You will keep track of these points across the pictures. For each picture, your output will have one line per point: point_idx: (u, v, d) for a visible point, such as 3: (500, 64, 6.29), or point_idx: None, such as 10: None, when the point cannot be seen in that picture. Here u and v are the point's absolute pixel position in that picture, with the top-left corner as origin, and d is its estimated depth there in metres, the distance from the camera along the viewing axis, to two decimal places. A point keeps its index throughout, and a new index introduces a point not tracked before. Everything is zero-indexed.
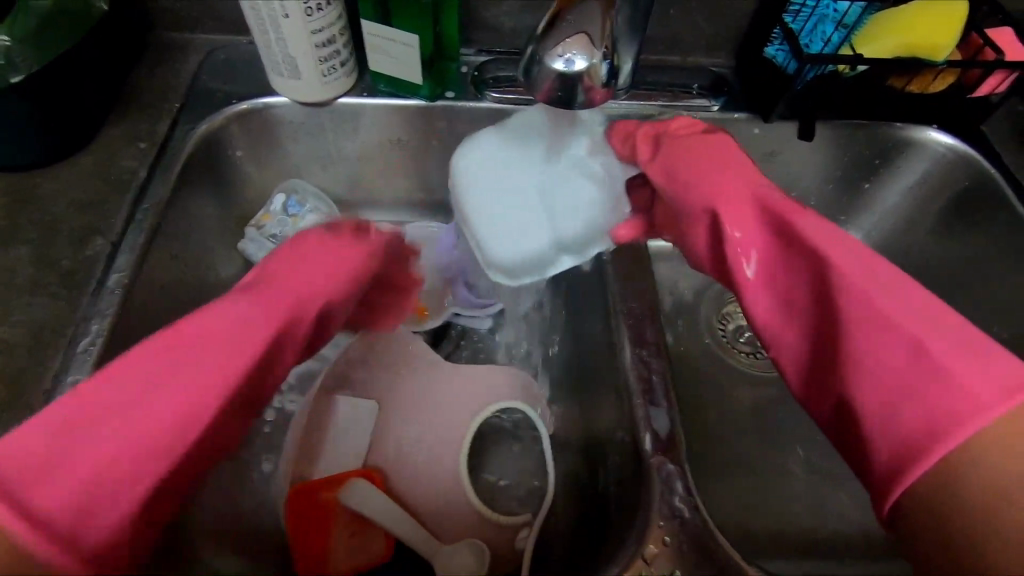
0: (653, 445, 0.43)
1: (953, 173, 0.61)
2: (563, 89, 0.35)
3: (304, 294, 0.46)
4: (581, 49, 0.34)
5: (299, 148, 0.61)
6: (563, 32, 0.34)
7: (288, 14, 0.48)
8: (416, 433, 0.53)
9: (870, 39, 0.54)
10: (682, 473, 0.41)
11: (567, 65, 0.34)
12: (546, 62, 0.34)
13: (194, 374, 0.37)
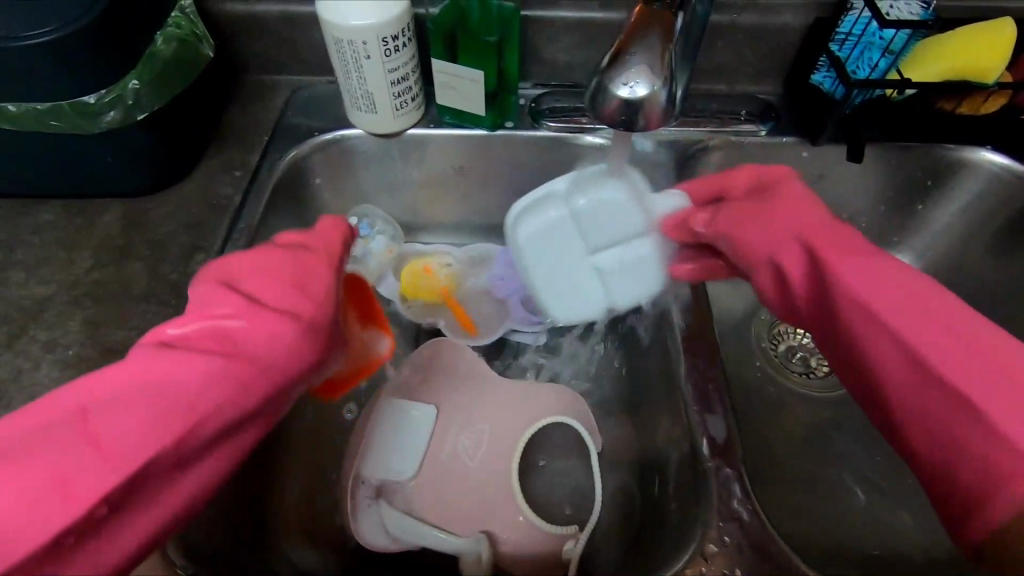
0: (709, 450, 0.45)
1: (1010, 192, 0.61)
2: (626, 114, 0.39)
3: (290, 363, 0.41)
4: (644, 78, 0.38)
5: (369, 176, 0.66)
6: (628, 62, 0.38)
7: (371, 56, 0.54)
8: (467, 443, 0.57)
9: (914, 65, 0.56)
10: (739, 477, 0.43)
11: (631, 92, 0.38)
12: (611, 89, 0.38)
13: (141, 505, 0.35)
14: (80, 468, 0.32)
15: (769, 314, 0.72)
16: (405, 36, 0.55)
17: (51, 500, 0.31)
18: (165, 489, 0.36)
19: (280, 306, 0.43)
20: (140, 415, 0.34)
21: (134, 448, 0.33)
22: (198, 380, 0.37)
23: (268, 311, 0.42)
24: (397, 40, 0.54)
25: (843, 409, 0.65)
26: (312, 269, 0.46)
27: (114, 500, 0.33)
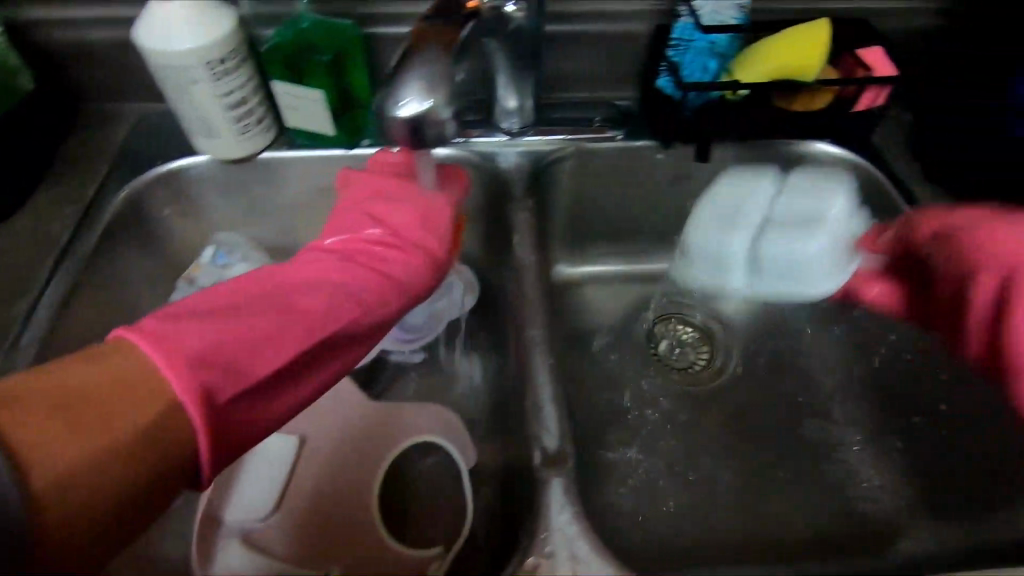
0: (539, 459, 0.43)
1: (852, 184, 0.66)
2: (415, 131, 0.36)
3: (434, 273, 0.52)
4: (418, 95, 0.34)
5: (224, 202, 0.63)
6: (404, 77, 0.35)
7: (198, 80, 0.52)
8: (331, 472, 0.55)
9: (742, 66, 0.58)
10: (569, 485, 0.41)
11: (414, 109, 0.35)
12: (391, 108, 0.35)
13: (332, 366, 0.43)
14: (289, 326, 0.41)
15: (653, 311, 0.74)
16: (235, 58, 0.53)
17: (253, 343, 0.39)
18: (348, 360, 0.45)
19: (415, 224, 0.52)
20: (328, 292, 0.45)
21: (325, 317, 0.42)
22: (350, 270, 0.48)
23: (413, 230, 0.52)
24: (225, 63, 0.52)
25: (717, 401, 0.67)
26: (434, 205, 0.53)
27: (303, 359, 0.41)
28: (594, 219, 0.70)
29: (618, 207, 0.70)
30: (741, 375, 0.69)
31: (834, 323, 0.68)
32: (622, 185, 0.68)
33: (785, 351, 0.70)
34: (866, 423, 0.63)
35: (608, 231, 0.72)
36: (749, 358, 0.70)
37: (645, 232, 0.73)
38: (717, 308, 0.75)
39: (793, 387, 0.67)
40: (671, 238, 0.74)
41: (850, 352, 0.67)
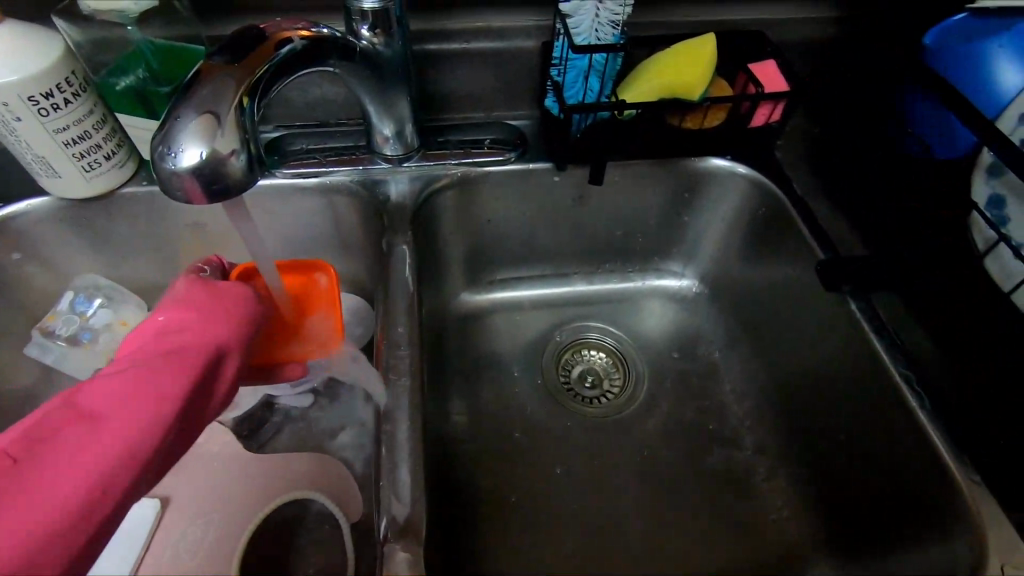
0: (386, 529, 0.39)
1: (753, 200, 0.63)
2: (209, 180, 0.32)
3: (204, 323, 0.44)
4: (202, 138, 0.31)
5: (84, 244, 0.58)
6: (176, 127, 0.31)
7: (21, 118, 0.47)
8: (202, 547, 0.52)
9: (629, 87, 0.56)
10: (414, 560, 0.38)
11: (194, 157, 0.31)
12: (169, 164, 0.31)
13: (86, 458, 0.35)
14: None
15: (564, 336, 0.71)
16: (64, 91, 0.48)
17: None
18: (109, 445, 0.36)
19: (170, 301, 0.46)
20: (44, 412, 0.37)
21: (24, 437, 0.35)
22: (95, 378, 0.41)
23: (170, 303, 0.46)
24: (53, 98, 0.47)
25: (625, 430, 0.64)
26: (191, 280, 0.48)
27: (27, 462, 0.34)
28: (495, 244, 0.67)
29: (520, 229, 0.67)
30: (651, 402, 0.66)
31: (741, 344, 0.67)
32: (520, 209, 0.65)
33: (695, 374, 0.68)
34: (772, 448, 0.61)
35: (513, 255, 0.69)
36: (659, 382, 0.68)
37: (551, 254, 0.70)
38: (630, 330, 0.72)
39: (700, 412, 0.65)
40: (580, 258, 0.72)
41: (760, 373, 0.65)
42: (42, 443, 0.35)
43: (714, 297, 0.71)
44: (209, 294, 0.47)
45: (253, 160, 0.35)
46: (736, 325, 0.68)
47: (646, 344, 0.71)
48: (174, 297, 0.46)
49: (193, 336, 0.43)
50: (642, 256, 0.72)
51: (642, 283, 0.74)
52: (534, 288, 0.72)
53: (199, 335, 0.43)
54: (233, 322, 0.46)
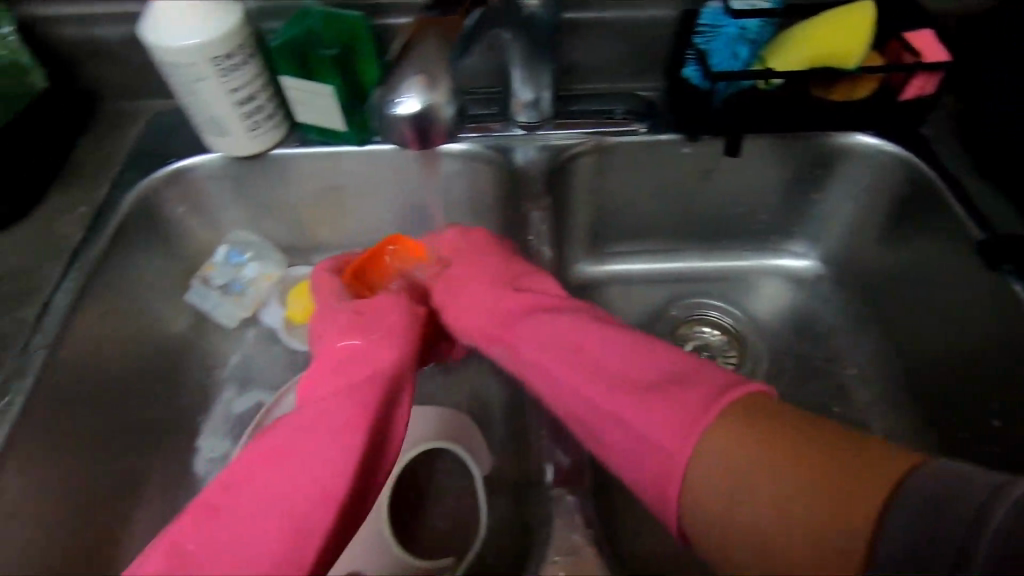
0: (554, 478, 0.41)
1: (894, 177, 0.61)
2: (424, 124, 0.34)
3: (370, 348, 0.49)
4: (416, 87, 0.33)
5: (239, 200, 0.63)
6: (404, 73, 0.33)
7: (205, 77, 0.51)
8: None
9: (776, 54, 0.53)
10: (581, 506, 0.39)
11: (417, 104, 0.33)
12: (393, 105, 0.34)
13: (274, 492, 0.39)
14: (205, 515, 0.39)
15: (678, 311, 0.70)
16: (242, 53, 0.51)
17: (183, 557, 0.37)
18: (287, 477, 0.40)
19: (337, 334, 0.51)
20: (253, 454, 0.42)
21: (239, 479, 0.40)
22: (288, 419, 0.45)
23: (336, 336, 0.51)
24: (232, 59, 0.51)
25: None
26: (348, 310, 0.53)
27: (231, 501, 0.39)
28: (613, 216, 0.67)
29: (639, 202, 0.67)
30: (772, 381, 0.65)
31: (865, 328, 0.65)
32: (645, 180, 0.65)
33: (817, 356, 0.66)
34: (906, 436, 0.59)
35: (629, 229, 0.69)
36: (779, 363, 0.66)
37: (668, 228, 0.70)
38: (745, 309, 0.71)
39: (824, 395, 0.63)
40: (696, 235, 0.71)
41: (890, 358, 0.63)
42: (249, 481, 0.40)
43: (837, 280, 0.69)
44: (359, 318, 0.52)
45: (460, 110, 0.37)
46: (862, 308, 0.66)
47: (764, 324, 0.69)
48: (339, 329, 0.51)
49: (361, 360, 0.48)
50: (761, 235, 0.70)
51: (758, 263, 0.72)
52: (645, 263, 0.72)
53: (367, 361, 0.48)
54: (391, 339, 0.50)
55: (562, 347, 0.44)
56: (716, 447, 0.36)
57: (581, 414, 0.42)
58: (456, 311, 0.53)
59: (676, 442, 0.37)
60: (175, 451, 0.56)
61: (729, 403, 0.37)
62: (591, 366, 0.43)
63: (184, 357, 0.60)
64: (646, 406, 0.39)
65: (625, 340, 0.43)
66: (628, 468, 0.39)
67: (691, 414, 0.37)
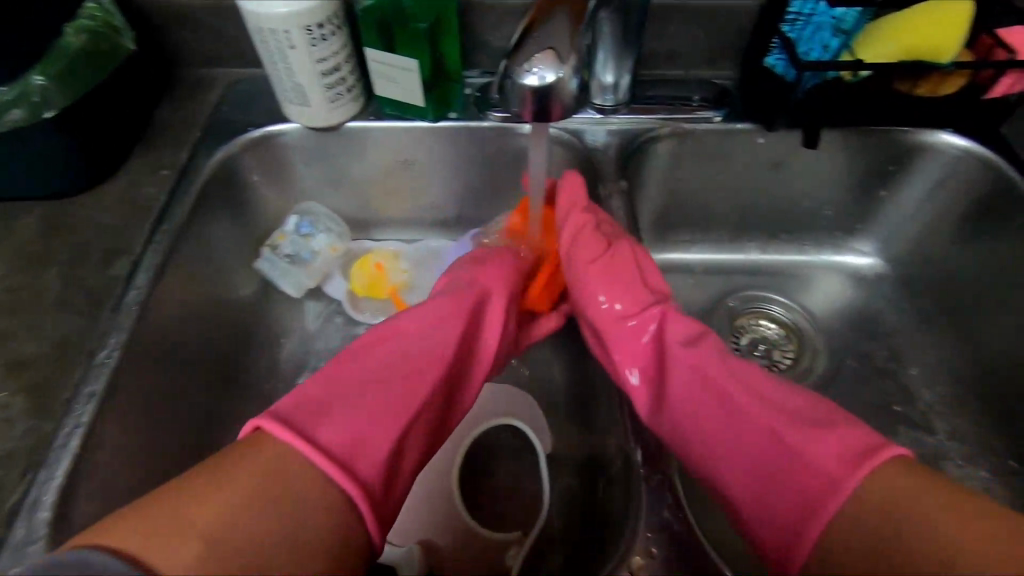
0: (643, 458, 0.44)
1: (973, 177, 0.60)
2: (541, 101, 0.34)
3: (474, 278, 0.57)
4: (550, 65, 0.33)
5: (313, 170, 0.64)
6: (533, 46, 0.33)
7: (296, 45, 0.51)
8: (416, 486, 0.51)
9: (868, 45, 0.53)
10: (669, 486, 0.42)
11: (540, 79, 0.33)
12: (518, 78, 0.33)
13: (384, 395, 0.45)
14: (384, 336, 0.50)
15: (738, 303, 0.70)
16: (332, 23, 0.51)
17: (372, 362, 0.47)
18: (403, 379, 0.47)
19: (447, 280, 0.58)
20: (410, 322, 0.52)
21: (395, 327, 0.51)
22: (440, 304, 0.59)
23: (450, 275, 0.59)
24: (323, 29, 0.51)
25: None
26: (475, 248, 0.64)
27: (375, 356, 0.48)
28: (678, 204, 0.67)
29: (706, 192, 0.66)
30: (831, 376, 0.65)
31: (927, 328, 0.65)
32: (714, 169, 0.64)
33: (878, 354, 0.65)
34: (968, 437, 0.59)
35: (692, 217, 0.69)
36: (838, 358, 0.66)
37: (731, 218, 0.69)
38: (804, 304, 0.70)
39: (884, 392, 0.63)
40: (758, 227, 0.70)
41: (954, 359, 0.62)
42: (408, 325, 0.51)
43: (901, 279, 0.68)
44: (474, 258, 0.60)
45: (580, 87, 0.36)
46: (927, 309, 0.66)
47: (822, 319, 0.69)
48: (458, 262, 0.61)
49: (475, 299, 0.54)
50: (826, 230, 0.70)
51: (819, 258, 0.71)
52: (703, 253, 0.72)
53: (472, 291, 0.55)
54: (493, 279, 0.57)
55: (708, 384, 0.47)
56: (865, 494, 0.37)
57: (730, 455, 0.44)
58: (605, 331, 0.53)
59: (820, 498, 0.39)
60: (246, 412, 0.58)
61: (885, 462, 0.38)
62: (744, 414, 0.44)
63: (254, 323, 0.62)
64: (796, 453, 0.41)
65: (790, 389, 0.45)
66: (754, 511, 0.42)
67: (840, 459, 0.39)
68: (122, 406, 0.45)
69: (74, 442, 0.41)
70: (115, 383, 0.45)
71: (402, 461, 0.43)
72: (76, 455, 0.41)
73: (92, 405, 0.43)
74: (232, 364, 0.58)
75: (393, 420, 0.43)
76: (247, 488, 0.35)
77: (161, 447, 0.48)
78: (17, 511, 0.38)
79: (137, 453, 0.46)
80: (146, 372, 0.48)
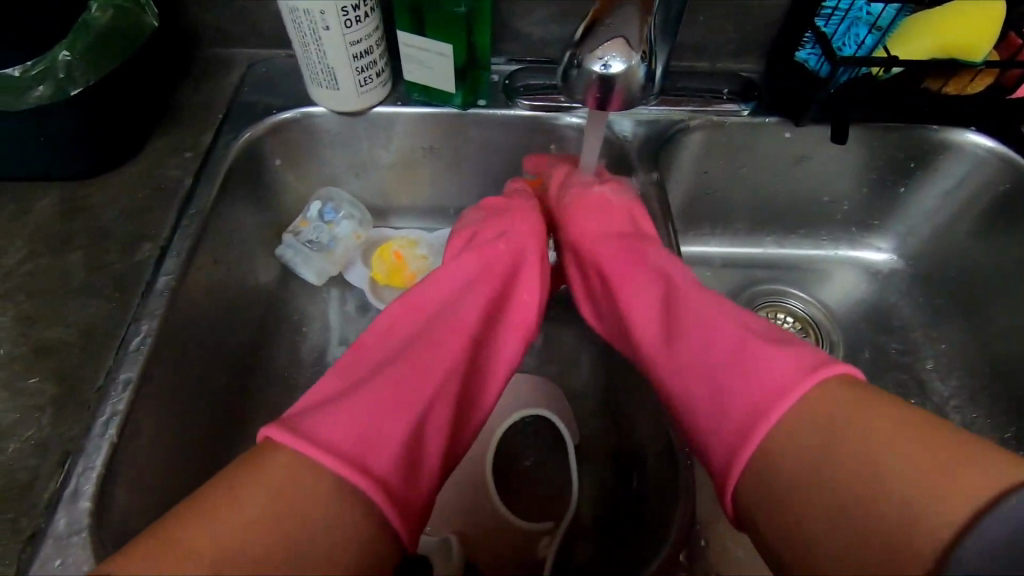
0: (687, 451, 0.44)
1: (994, 176, 0.61)
2: (603, 92, 0.35)
3: (487, 250, 0.54)
4: (620, 52, 0.34)
5: (336, 156, 0.62)
6: (602, 35, 0.34)
7: (329, 27, 0.49)
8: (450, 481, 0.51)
9: (904, 41, 0.53)
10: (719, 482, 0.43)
11: (605, 68, 0.34)
12: (585, 65, 0.35)
13: (406, 373, 0.42)
14: (394, 323, 0.48)
15: (758, 297, 0.71)
16: (367, 4, 0.49)
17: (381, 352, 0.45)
18: (426, 353, 0.44)
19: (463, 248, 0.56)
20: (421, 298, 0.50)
21: (407, 312, 0.49)
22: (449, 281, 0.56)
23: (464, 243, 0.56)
24: (358, 10, 0.49)
25: None
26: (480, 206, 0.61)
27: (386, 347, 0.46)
28: (702, 198, 0.68)
29: (731, 186, 0.67)
30: None
31: (941, 323, 0.66)
32: (740, 164, 0.64)
33: (893, 348, 0.67)
34: (984, 430, 0.60)
35: (713, 211, 0.69)
36: (856, 351, 0.67)
37: (751, 212, 0.70)
38: (821, 298, 0.71)
39: (902, 386, 0.64)
40: (778, 222, 0.71)
41: (970, 354, 0.64)
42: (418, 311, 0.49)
43: (916, 275, 0.69)
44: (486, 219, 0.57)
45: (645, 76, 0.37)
46: (943, 305, 0.67)
47: (838, 313, 0.70)
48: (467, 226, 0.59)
49: (488, 277, 0.52)
50: (844, 225, 0.71)
51: (836, 253, 0.72)
52: (722, 247, 0.73)
53: (485, 266, 0.53)
54: (508, 246, 0.54)
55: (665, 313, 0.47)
56: (799, 409, 0.35)
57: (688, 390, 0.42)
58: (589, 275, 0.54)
59: (761, 407, 0.36)
60: (272, 400, 0.57)
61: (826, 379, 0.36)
62: (710, 341, 0.42)
63: (276, 311, 0.61)
64: (742, 366, 0.39)
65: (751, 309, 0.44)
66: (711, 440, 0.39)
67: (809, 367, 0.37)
68: (154, 394, 0.44)
69: (112, 431, 0.40)
70: (148, 370, 0.43)
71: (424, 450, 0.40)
72: (113, 443, 0.40)
73: (128, 393, 0.42)
74: (256, 352, 0.57)
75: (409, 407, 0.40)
76: (260, 519, 0.32)
77: (192, 435, 0.48)
78: (56, 501, 0.37)
79: (170, 441, 0.45)
80: (176, 358, 0.47)
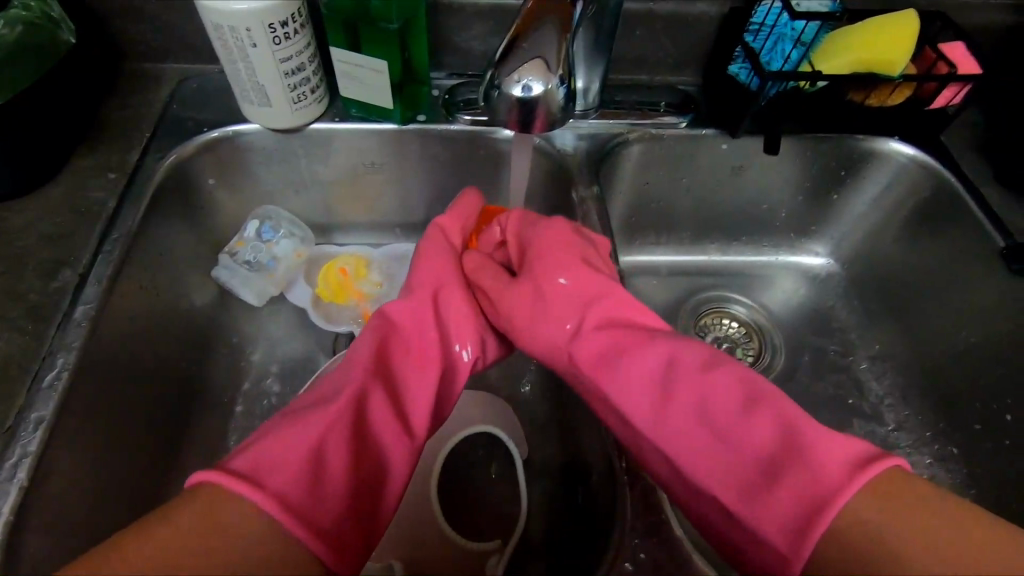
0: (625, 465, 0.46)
1: (916, 182, 0.64)
2: (522, 113, 0.36)
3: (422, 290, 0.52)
4: (537, 74, 0.34)
5: (273, 173, 0.61)
6: (520, 57, 0.34)
7: (257, 44, 0.48)
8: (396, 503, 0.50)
9: (826, 57, 0.56)
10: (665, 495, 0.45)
11: (524, 90, 0.35)
12: (504, 87, 0.35)
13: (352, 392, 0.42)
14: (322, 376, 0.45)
15: (703, 304, 0.72)
16: (296, 21, 0.48)
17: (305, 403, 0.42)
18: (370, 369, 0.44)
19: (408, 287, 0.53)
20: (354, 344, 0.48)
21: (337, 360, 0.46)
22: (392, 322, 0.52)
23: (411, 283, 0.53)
24: (287, 27, 0.48)
25: None
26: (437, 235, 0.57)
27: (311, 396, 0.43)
28: (645, 208, 0.69)
29: (672, 196, 0.68)
30: (790, 371, 0.67)
31: (875, 324, 0.69)
32: (680, 174, 0.66)
33: (831, 350, 0.69)
34: (914, 427, 0.63)
35: (657, 220, 0.70)
36: (797, 354, 0.69)
37: (694, 220, 0.71)
38: (763, 302, 0.73)
39: (839, 387, 0.66)
40: (719, 230, 0.72)
41: (904, 355, 0.66)
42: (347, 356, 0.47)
43: (850, 278, 0.72)
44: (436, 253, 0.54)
45: (566, 96, 0.37)
46: (875, 306, 0.69)
47: (779, 316, 0.72)
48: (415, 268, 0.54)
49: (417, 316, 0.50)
50: (783, 232, 0.73)
51: (776, 259, 0.74)
52: (667, 254, 0.74)
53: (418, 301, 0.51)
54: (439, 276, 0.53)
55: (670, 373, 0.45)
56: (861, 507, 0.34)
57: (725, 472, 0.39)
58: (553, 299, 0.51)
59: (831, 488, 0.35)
60: (209, 427, 0.55)
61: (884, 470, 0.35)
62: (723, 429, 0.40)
63: (212, 334, 0.58)
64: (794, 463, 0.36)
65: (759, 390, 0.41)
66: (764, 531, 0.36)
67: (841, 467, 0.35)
68: (73, 429, 0.42)
69: (21, 474, 0.38)
70: (65, 406, 0.42)
71: (336, 464, 0.38)
72: (24, 487, 0.38)
73: (40, 432, 0.40)
74: (191, 377, 0.55)
75: (336, 424, 0.39)
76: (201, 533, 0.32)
77: (116, 471, 0.46)
78: None
79: (89, 477, 0.43)
80: (98, 391, 0.45)
